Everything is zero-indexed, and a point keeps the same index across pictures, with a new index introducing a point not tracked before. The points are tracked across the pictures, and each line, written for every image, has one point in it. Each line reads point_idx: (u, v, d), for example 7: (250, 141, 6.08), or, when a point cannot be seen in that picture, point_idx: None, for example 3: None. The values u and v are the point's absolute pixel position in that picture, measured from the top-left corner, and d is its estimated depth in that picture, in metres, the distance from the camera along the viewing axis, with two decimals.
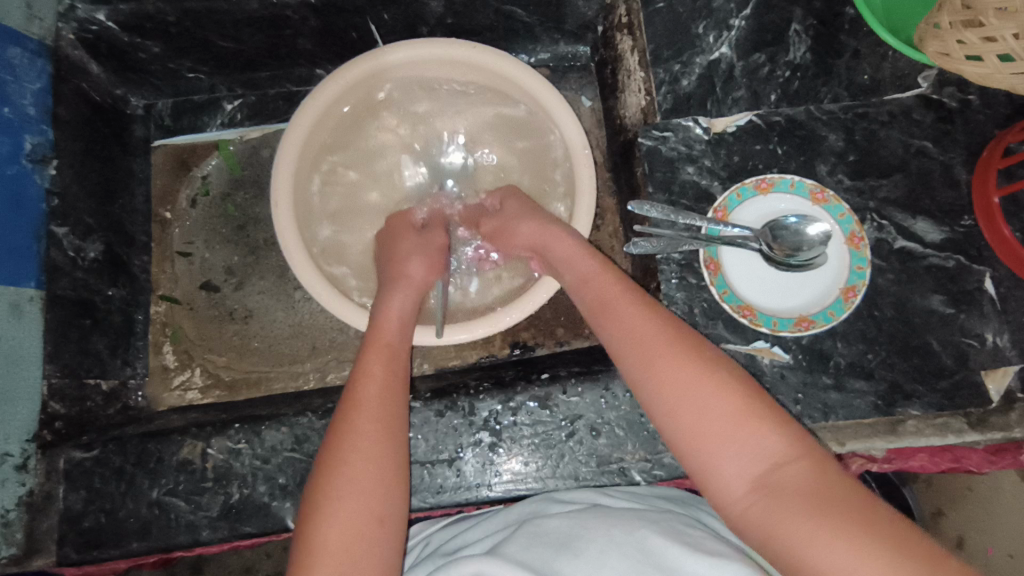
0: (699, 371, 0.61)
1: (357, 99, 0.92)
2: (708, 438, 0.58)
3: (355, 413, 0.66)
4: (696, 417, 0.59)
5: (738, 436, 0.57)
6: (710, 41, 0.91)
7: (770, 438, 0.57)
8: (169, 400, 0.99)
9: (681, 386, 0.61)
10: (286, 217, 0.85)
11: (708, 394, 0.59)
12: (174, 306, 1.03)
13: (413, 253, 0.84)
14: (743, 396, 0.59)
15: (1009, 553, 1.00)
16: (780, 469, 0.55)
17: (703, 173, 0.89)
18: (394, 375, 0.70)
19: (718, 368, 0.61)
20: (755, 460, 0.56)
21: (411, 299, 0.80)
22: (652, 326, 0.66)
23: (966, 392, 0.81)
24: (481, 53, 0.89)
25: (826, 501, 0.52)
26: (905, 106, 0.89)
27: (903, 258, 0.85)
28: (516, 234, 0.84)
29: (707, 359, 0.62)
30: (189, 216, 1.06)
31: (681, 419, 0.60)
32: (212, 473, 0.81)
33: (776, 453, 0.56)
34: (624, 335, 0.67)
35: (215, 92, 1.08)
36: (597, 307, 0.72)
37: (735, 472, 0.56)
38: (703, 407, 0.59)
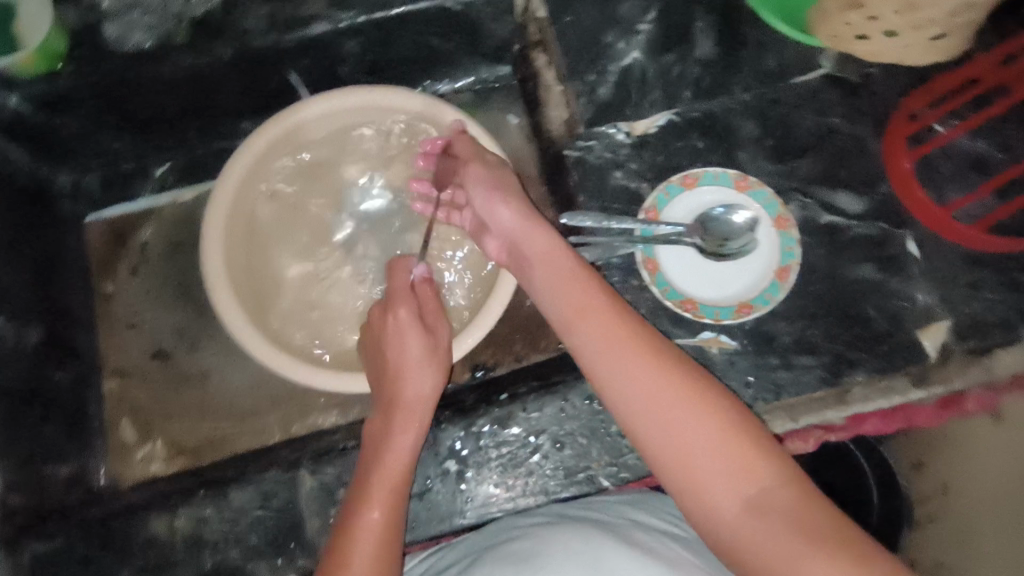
0: (682, 413, 0.59)
1: (283, 155, 0.95)
2: (693, 467, 0.57)
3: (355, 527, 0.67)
4: (677, 456, 0.58)
5: (723, 476, 0.57)
6: (620, 48, 0.94)
7: (754, 471, 0.56)
8: (134, 473, 0.96)
9: (667, 415, 0.60)
10: (222, 285, 0.87)
11: (694, 417, 0.59)
12: (127, 379, 1.01)
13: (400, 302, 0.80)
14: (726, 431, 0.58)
15: None
16: (765, 494, 0.56)
17: (631, 176, 0.92)
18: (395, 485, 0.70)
19: (695, 405, 0.59)
20: (745, 485, 0.56)
21: (425, 352, 0.78)
22: (632, 360, 0.62)
23: (905, 352, 0.84)
24: (380, 95, 0.92)
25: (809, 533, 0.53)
26: (812, 87, 0.93)
27: (830, 232, 0.88)
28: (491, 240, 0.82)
29: (688, 397, 0.60)
30: (132, 285, 1.04)
31: (666, 442, 0.59)
32: (182, 544, 0.80)
33: (766, 481, 0.56)
34: (597, 344, 0.65)
35: (143, 159, 1.07)
36: (575, 314, 0.68)
37: (722, 496, 0.56)
38: (691, 431, 0.58)
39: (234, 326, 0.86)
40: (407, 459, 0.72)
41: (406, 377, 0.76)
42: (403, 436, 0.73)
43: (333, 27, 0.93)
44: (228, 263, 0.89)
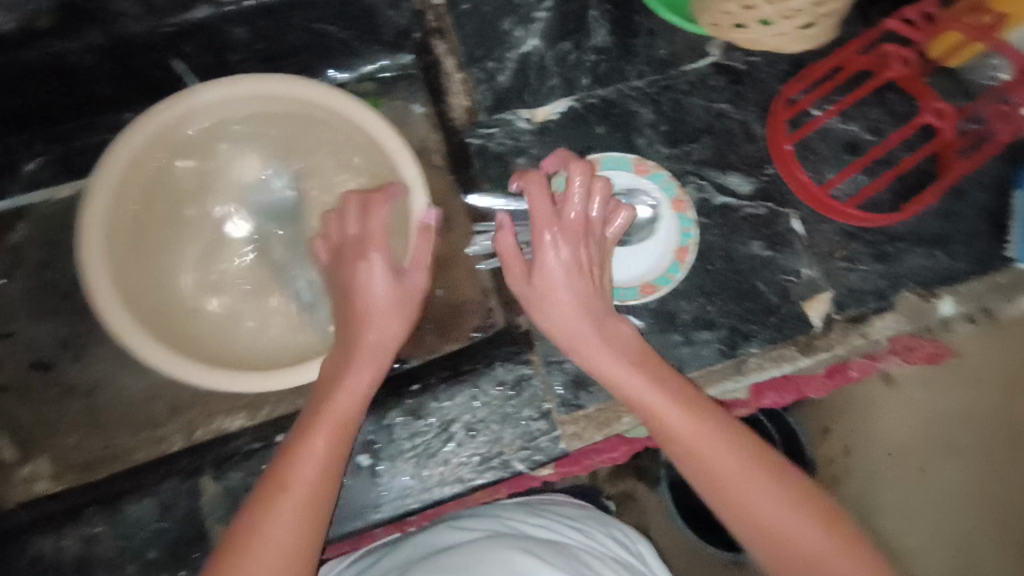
0: (726, 457, 0.69)
1: (168, 147, 0.89)
2: (741, 500, 0.67)
3: (279, 516, 0.67)
4: (728, 485, 0.68)
5: (770, 509, 0.67)
6: (518, 36, 0.94)
7: (799, 508, 0.66)
8: (15, 495, 0.89)
9: (699, 452, 0.69)
10: (105, 290, 0.81)
11: (727, 453, 0.69)
12: (3, 393, 0.92)
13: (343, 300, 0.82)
14: (757, 473, 0.68)
15: (887, 451, 0.93)
16: (788, 527, 0.66)
17: (534, 162, 0.93)
18: (321, 486, 0.70)
19: (740, 450, 0.69)
20: (780, 517, 0.66)
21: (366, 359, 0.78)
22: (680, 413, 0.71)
23: (793, 323, 0.90)
24: (273, 82, 0.88)
25: (848, 558, 0.64)
26: (702, 74, 0.97)
27: (723, 213, 0.93)
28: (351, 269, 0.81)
29: (732, 444, 0.70)
30: (5, 291, 0.96)
31: (709, 486, 0.69)
32: (72, 564, 0.74)
33: (793, 518, 0.66)
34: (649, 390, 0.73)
35: (12, 154, 0.98)
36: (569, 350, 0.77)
37: (769, 522, 0.66)
38: (732, 466, 0.68)
39: (120, 333, 0.81)
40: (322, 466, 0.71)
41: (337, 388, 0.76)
42: (337, 446, 0.72)
43: (217, 12, 0.89)
44: (112, 266, 0.83)
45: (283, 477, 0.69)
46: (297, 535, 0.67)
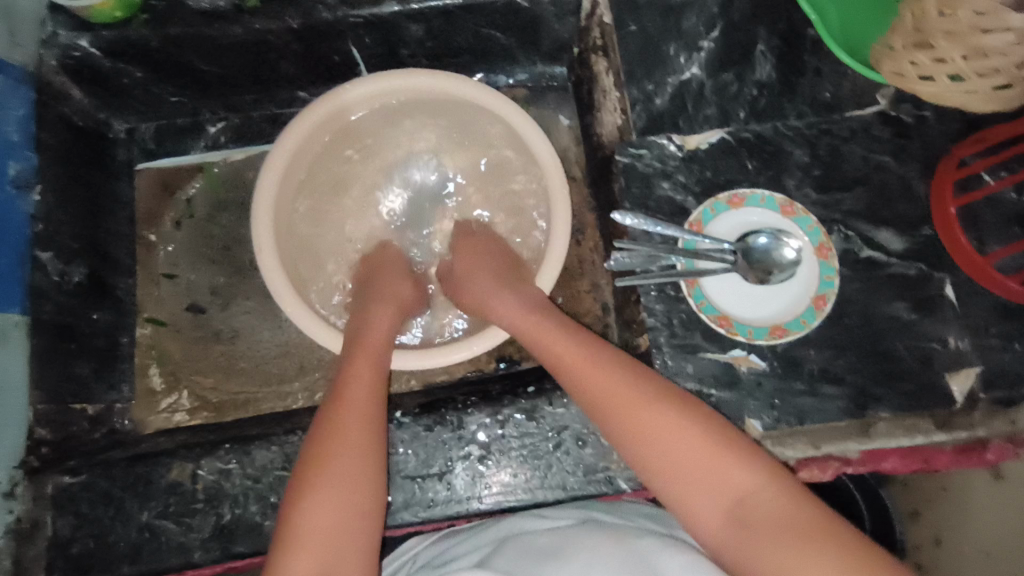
0: (636, 414, 0.68)
1: (336, 130, 0.95)
2: (688, 487, 0.63)
3: (316, 484, 0.68)
4: (662, 461, 0.65)
5: (654, 453, 0.66)
6: (681, 62, 0.95)
7: (698, 445, 0.65)
8: (156, 423, 0.98)
9: (644, 437, 0.67)
10: (270, 259, 0.87)
11: (675, 437, 0.66)
12: (161, 328, 1.02)
13: (382, 302, 0.89)
14: (678, 424, 0.66)
15: (983, 550, 0.92)
16: (751, 501, 0.61)
17: (678, 189, 0.92)
18: (342, 445, 0.71)
19: (664, 404, 0.68)
20: (723, 500, 0.62)
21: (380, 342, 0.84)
22: (615, 376, 0.72)
23: (931, 393, 0.85)
24: (441, 80, 0.92)
25: (720, 487, 0.62)
26: (866, 122, 0.94)
27: (869, 267, 0.89)
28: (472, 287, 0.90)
29: (654, 400, 0.69)
30: (175, 238, 1.06)
31: (660, 474, 0.65)
32: (203, 494, 0.81)
33: (750, 487, 0.62)
34: (606, 397, 0.71)
35: (198, 116, 1.08)
36: (558, 363, 0.77)
37: (707, 509, 0.62)
38: (673, 447, 0.65)
39: (278, 297, 0.87)
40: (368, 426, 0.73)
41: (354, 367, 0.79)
42: (348, 413, 0.74)
43: (403, 9, 0.95)
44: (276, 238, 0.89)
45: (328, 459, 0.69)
46: (343, 494, 0.68)
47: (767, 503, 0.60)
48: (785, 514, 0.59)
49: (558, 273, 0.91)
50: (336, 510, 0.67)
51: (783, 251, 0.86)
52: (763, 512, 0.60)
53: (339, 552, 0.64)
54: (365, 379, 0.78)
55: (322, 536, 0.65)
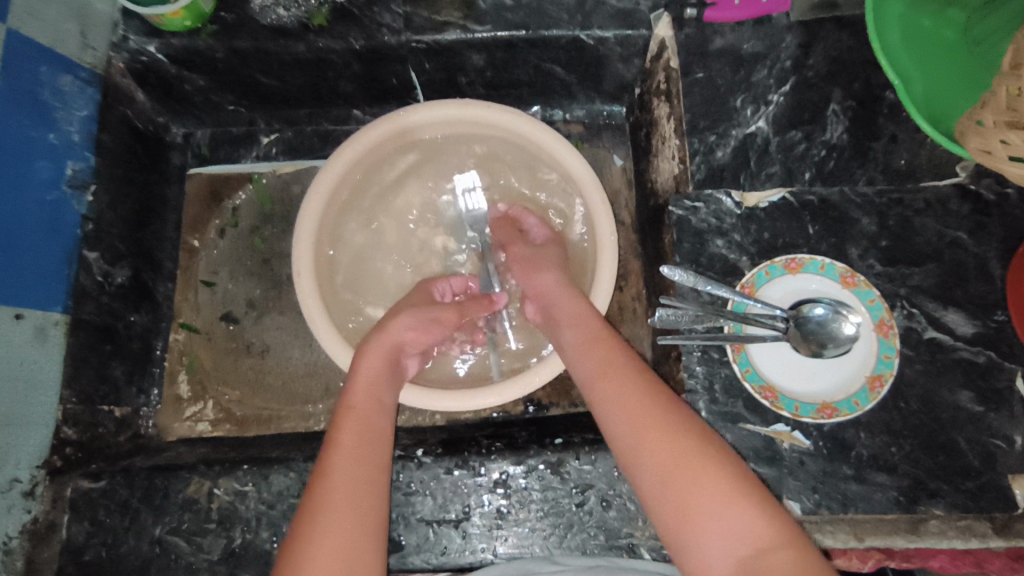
0: (660, 445, 0.66)
1: (385, 157, 0.94)
2: (699, 526, 0.60)
3: (334, 495, 0.65)
4: (676, 499, 0.62)
5: (673, 488, 0.63)
6: (748, 115, 0.92)
7: (721, 488, 0.61)
8: (179, 430, 0.99)
9: (666, 477, 0.64)
10: (307, 283, 0.87)
11: (695, 476, 0.63)
12: (193, 334, 1.02)
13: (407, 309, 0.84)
14: (705, 463, 0.63)
15: None
16: (761, 555, 0.57)
17: (733, 247, 0.88)
18: (362, 460, 0.69)
19: (692, 440, 0.65)
20: (741, 549, 0.58)
21: (382, 356, 0.79)
22: (645, 400, 0.70)
23: (992, 495, 0.79)
24: (494, 112, 0.91)
25: (739, 536, 0.59)
26: (941, 195, 0.88)
27: (933, 350, 0.83)
28: (540, 279, 0.86)
29: (680, 433, 0.66)
30: (218, 246, 1.06)
31: (670, 511, 0.63)
32: (216, 514, 0.80)
33: (763, 540, 0.58)
34: (625, 422, 0.69)
35: (254, 126, 1.09)
36: (597, 374, 0.74)
37: (717, 558, 0.59)
38: (691, 487, 0.62)
39: (312, 323, 0.86)
40: (366, 452, 0.70)
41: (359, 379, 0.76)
42: (369, 429, 0.72)
43: (465, 37, 0.93)
44: (315, 262, 0.89)
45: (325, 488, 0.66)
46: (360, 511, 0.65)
47: (783, 561, 0.56)
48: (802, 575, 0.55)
49: (610, 299, 0.88)
50: (348, 527, 0.63)
51: (841, 324, 0.81)
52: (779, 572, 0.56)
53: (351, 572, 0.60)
54: (378, 397, 0.76)
55: (336, 551, 0.61)
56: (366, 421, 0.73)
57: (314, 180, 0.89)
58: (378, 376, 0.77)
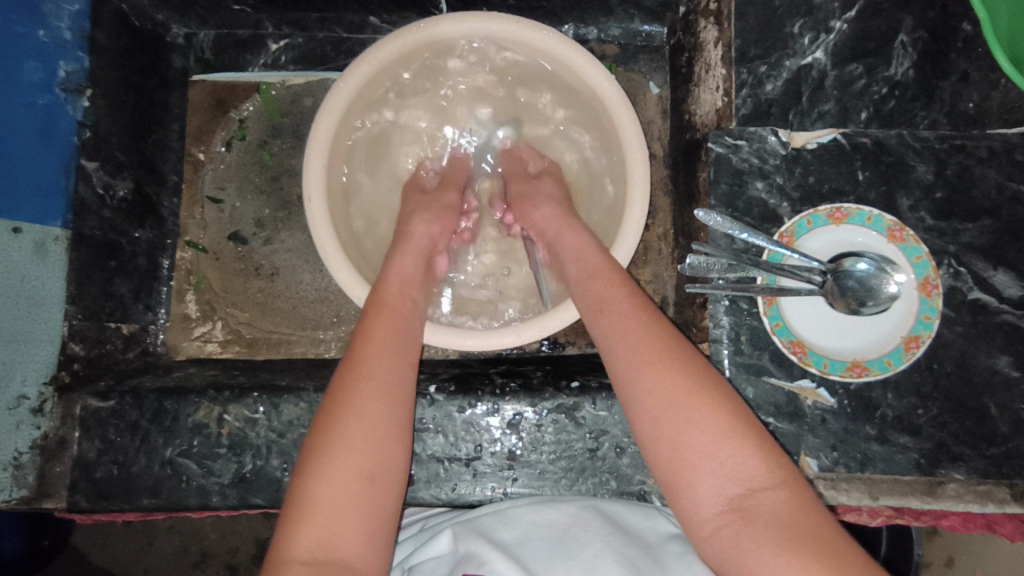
0: (670, 369, 0.63)
1: (399, 75, 0.86)
2: (693, 457, 0.59)
3: (361, 384, 0.63)
4: (680, 424, 0.60)
5: (665, 426, 0.60)
6: (805, 43, 0.83)
7: (717, 426, 0.59)
8: (188, 349, 0.97)
9: (670, 401, 0.61)
10: (319, 212, 0.81)
11: (703, 406, 0.60)
12: (200, 254, 0.99)
13: (425, 211, 0.80)
14: (704, 397, 0.60)
15: None
16: (753, 495, 0.56)
17: (773, 191, 0.82)
18: (393, 358, 0.66)
19: (697, 372, 0.62)
20: (734, 485, 0.57)
21: (418, 256, 0.76)
22: (648, 331, 0.66)
23: (1015, 462, 0.77)
24: (524, 28, 0.82)
25: (732, 475, 0.57)
26: (1009, 143, 0.81)
27: (976, 311, 0.79)
28: (535, 215, 0.81)
29: (683, 365, 0.63)
30: (223, 160, 1.00)
31: (665, 435, 0.60)
32: (227, 440, 0.79)
33: (758, 481, 0.56)
34: (634, 342, 0.66)
35: (260, 30, 1.00)
36: (597, 310, 0.70)
37: (708, 492, 0.57)
38: (695, 416, 0.60)
39: (325, 255, 0.81)
40: (393, 352, 0.67)
41: (394, 275, 0.74)
42: (397, 329, 0.69)
43: None
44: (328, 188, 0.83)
45: (351, 378, 0.63)
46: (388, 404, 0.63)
47: (773, 503, 0.55)
48: (791, 519, 0.54)
49: (634, 252, 0.82)
50: (372, 419, 0.61)
51: (884, 282, 0.75)
52: (767, 513, 0.55)
53: (371, 467, 0.59)
54: (409, 295, 0.73)
55: (360, 444, 0.60)
56: (394, 323, 0.69)
57: (324, 98, 0.82)
58: (416, 276, 0.75)
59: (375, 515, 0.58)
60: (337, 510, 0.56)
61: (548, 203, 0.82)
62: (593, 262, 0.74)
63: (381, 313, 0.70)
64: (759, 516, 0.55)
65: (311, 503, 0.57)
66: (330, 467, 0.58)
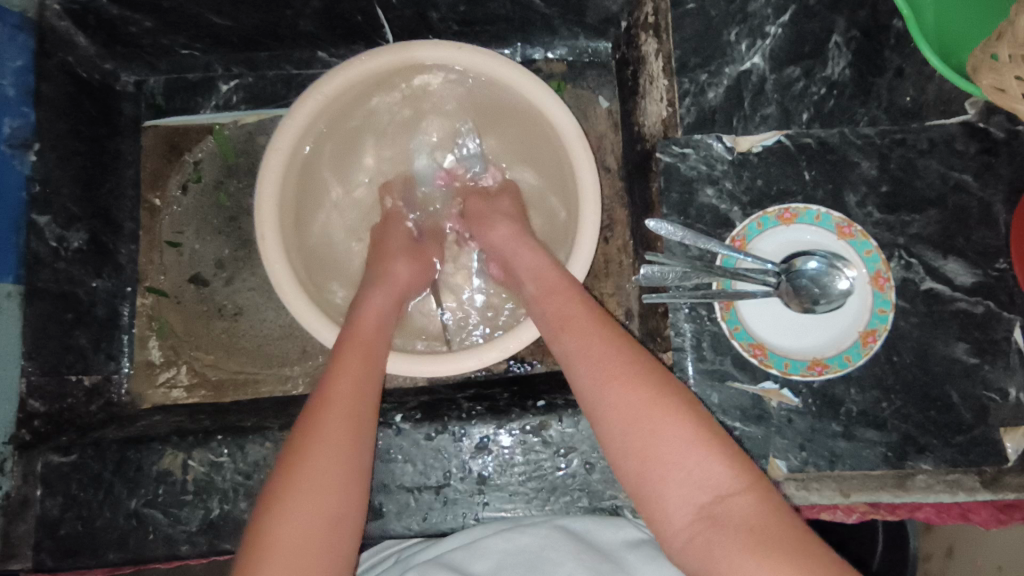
0: (632, 383, 0.62)
1: (346, 106, 0.86)
2: (660, 468, 0.58)
3: (330, 421, 0.63)
4: (644, 438, 0.59)
5: (634, 439, 0.60)
6: (742, 50, 0.84)
7: (683, 436, 0.59)
8: (154, 397, 0.95)
9: (633, 414, 0.61)
10: (274, 251, 0.81)
11: (667, 417, 0.60)
12: (161, 298, 0.98)
13: (400, 253, 0.84)
14: (671, 409, 0.60)
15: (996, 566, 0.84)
16: (721, 501, 0.56)
17: (723, 197, 0.83)
18: (364, 393, 0.67)
19: (666, 384, 0.62)
20: (702, 493, 0.56)
21: (393, 294, 0.79)
22: (611, 346, 0.66)
23: (981, 449, 0.78)
24: (467, 55, 0.83)
25: (700, 483, 0.57)
26: (948, 134, 0.82)
27: (930, 301, 0.80)
28: (491, 234, 0.82)
29: (650, 378, 0.63)
30: (180, 203, 1.00)
31: (631, 450, 0.60)
32: (192, 486, 0.78)
33: (725, 487, 0.56)
34: (596, 358, 0.66)
35: (210, 72, 1.01)
36: (559, 328, 0.71)
37: (677, 503, 0.57)
38: (660, 428, 0.59)
39: (284, 293, 0.81)
40: (364, 389, 0.67)
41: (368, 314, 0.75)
42: (369, 362, 0.70)
43: None
44: (282, 226, 0.83)
45: (322, 414, 0.64)
46: (356, 437, 0.64)
47: (742, 508, 0.55)
48: (761, 522, 0.53)
49: (592, 263, 0.82)
50: (337, 453, 0.62)
51: (836, 279, 0.76)
52: (737, 518, 0.54)
53: (331, 502, 0.59)
54: (381, 334, 0.74)
55: (326, 482, 0.60)
56: (366, 359, 0.70)
57: (272, 137, 0.82)
58: (388, 315, 0.76)
59: (336, 556, 0.58)
60: (299, 552, 0.55)
61: (503, 224, 0.82)
62: (551, 280, 0.75)
63: (354, 351, 0.70)
64: (729, 521, 0.54)
65: (268, 547, 0.55)
66: (295, 507, 0.58)
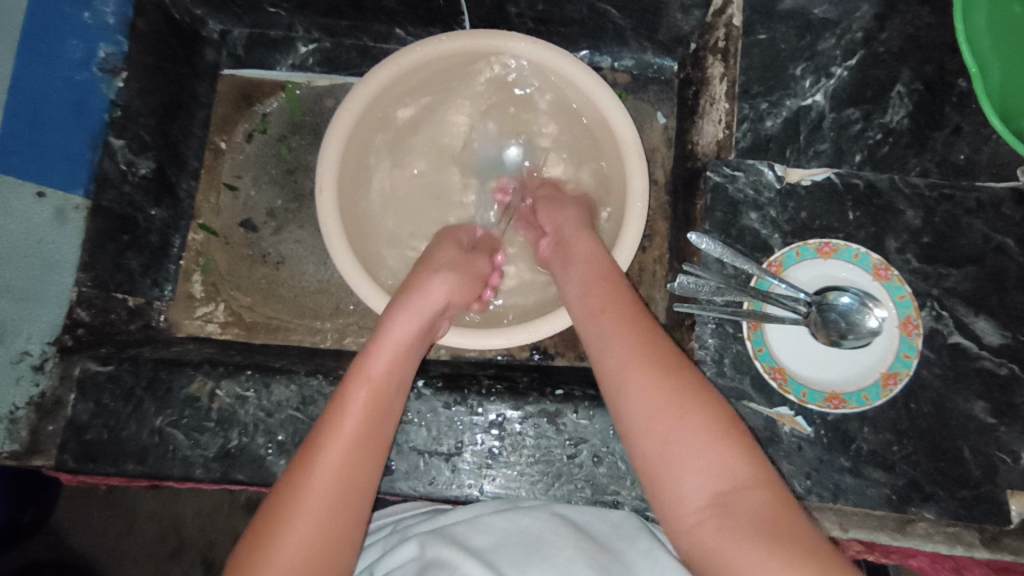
0: (658, 385, 0.64)
1: (418, 82, 0.90)
2: (677, 462, 0.59)
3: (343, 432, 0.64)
4: (664, 437, 0.61)
5: (654, 431, 0.61)
6: (806, 86, 0.87)
7: (703, 430, 0.60)
8: (189, 327, 1.00)
9: (655, 411, 0.62)
10: (328, 204, 0.84)
11: (688, 419, 0.61)
12: (211, 237, 1.02)
13: (443, 270, 0.79)
14: (693, 404, 0.62)
15: None
16: (736, 492, 0.57)
17: (766, 223, 0.85)
18: (376, 416, 0.66)
19: (687, 380, 0.64)
20: (718, 482, 0.58)
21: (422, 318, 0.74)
22: (638, 342, 0.68)
23: (985, 506, 0.78)
24: (544, 51, 0.87)
25: (715, 473, 0.58)
26: (996, 197, 0.84)
27: (955, 355, 0.81)
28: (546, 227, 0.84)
29: (672, 371, 0.65)
30: (243, 150, 1.05)
31: (650, 444, 0.61)
32: (216, 415, 0.82)
33: (739, 480, 0.58)
34: (626, 359, 0.67)
35: (291, 32, 1.05)
36: (592, 314, 0.73)
37: (690, 490, 0.59)
38: (681, 429, 0.61)
39: (331, 245, 0.84)
40: (382, 405, 0.67)
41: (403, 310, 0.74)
42: (395, 373, 0.69)
43: None
44: (339, 183, 0.86)
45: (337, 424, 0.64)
46: (361, 462, 0.63)
47: (754, 501, 0.56)
48: (772, 517, 0.55)
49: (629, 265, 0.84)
50: (348, 467, 0.62)
51: (866, 317, 0.78)
52: (748, 510, 0.56)
53: (332, 519, 0.59)
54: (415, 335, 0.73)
55: (332, 493, 0.60)
56: (393, 367, 0.70)
57: (345, 98, 0.86)
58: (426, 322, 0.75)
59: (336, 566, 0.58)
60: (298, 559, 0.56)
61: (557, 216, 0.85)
62: (591, 270, 0.77)
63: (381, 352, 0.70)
64: (741, 512, 0.56)
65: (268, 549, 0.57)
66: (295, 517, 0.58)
